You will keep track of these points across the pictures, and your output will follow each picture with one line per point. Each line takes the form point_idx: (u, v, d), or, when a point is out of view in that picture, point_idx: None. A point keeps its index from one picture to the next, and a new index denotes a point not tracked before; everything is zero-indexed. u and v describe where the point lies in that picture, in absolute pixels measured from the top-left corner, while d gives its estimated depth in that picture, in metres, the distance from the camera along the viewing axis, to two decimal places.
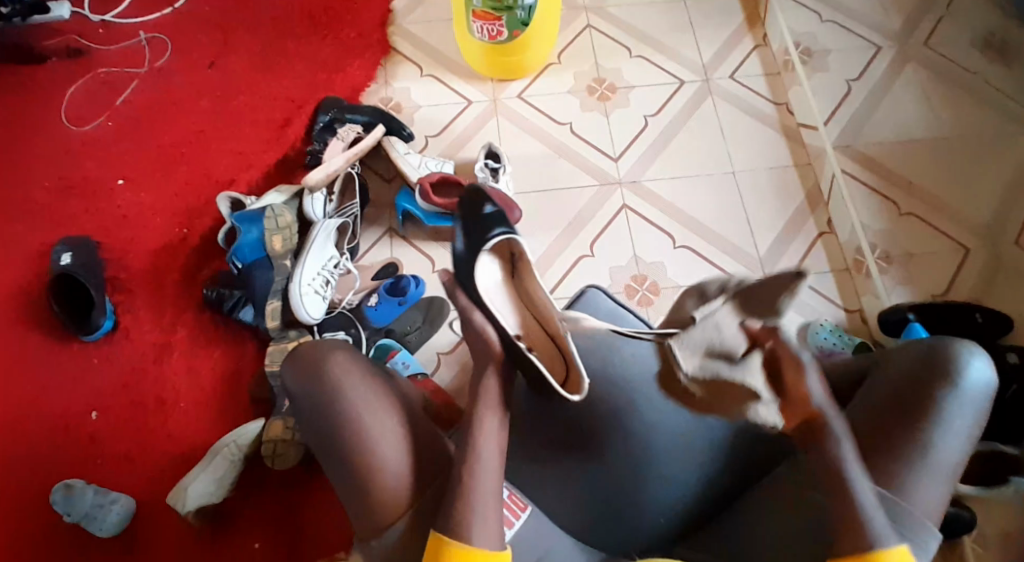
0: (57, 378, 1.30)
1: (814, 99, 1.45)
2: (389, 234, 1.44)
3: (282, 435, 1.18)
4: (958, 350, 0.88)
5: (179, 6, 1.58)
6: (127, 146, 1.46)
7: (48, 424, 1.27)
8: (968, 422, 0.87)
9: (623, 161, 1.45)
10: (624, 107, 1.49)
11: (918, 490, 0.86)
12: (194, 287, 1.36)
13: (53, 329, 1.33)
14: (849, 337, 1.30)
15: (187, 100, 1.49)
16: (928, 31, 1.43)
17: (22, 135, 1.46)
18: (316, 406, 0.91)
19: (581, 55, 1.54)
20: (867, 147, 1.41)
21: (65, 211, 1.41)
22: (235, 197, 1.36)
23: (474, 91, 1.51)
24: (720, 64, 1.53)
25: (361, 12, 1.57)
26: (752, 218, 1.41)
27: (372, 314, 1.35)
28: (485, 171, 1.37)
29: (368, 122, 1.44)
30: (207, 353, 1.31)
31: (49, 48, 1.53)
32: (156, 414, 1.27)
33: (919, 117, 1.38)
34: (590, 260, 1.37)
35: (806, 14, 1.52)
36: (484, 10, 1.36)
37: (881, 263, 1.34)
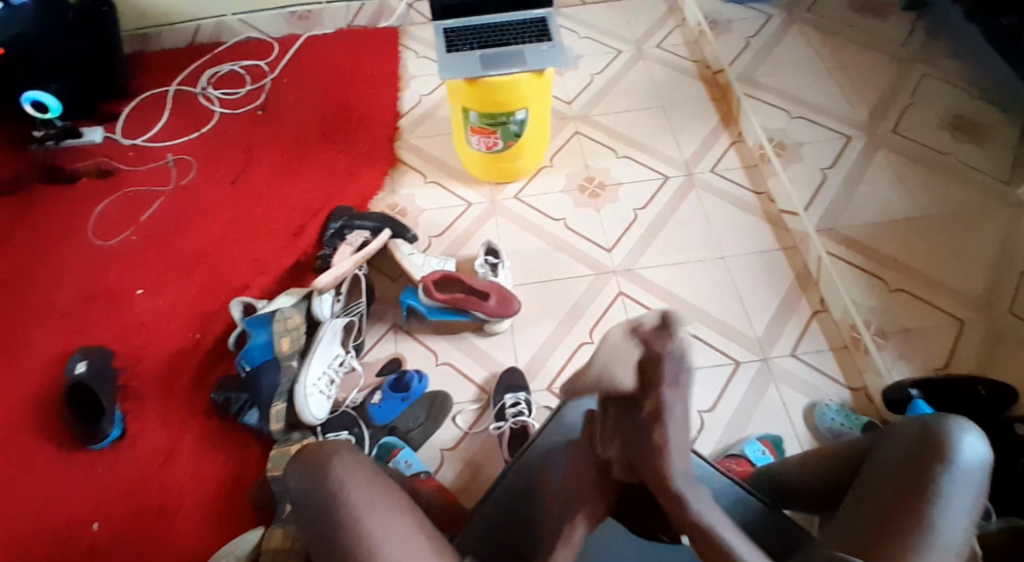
0: (60, 485, 1.29)
1: (792, 188, 1.54)
2: (394, 329, 1.46)
3: (281, 544, 1.12)
4: (950, 427, 0.90)
5: (204, 131, 1.73)
6: (148, 256, 1.55)
7: (50, 535, 1.24)
8: (968, 501, 0.85)
9: (616, 251, 1.51)
10: (614, 202, 1.58)
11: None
12: (203, 390, 1.38)
13: (61, 438, 1.34)
14: (857, 417, 1.29)
15: (207, 213, 1.60)
16: (897, 116, 1.54)
17: (51, 250, 1.55)
18: (317, 502, 0.92)
19: (572, 158, 1.66)
20: (849, 230, 1.47)
21: (85, 319, 1.47)
22: (247, 302, 1.41)
23: (473, 194, 1.61)
24: (700, 160, 1.65)
25: (370, 131, 1.72)
26: (747, 301, 1.44)
27: (375, 411, 1.33)
28: (485, 266, 1.44)
29: (375, 227, 1.50)
30: (212, 459, 1.31)
31: (80, 169, 1.67)
32: (158, 523, 1.25)
33: (894, 198, 1.47)
34: (590, 347, 1.40)
35: (776, 113, 1.66)
36: (480, 125, 1.48)
37: (878, 339, 1.35)
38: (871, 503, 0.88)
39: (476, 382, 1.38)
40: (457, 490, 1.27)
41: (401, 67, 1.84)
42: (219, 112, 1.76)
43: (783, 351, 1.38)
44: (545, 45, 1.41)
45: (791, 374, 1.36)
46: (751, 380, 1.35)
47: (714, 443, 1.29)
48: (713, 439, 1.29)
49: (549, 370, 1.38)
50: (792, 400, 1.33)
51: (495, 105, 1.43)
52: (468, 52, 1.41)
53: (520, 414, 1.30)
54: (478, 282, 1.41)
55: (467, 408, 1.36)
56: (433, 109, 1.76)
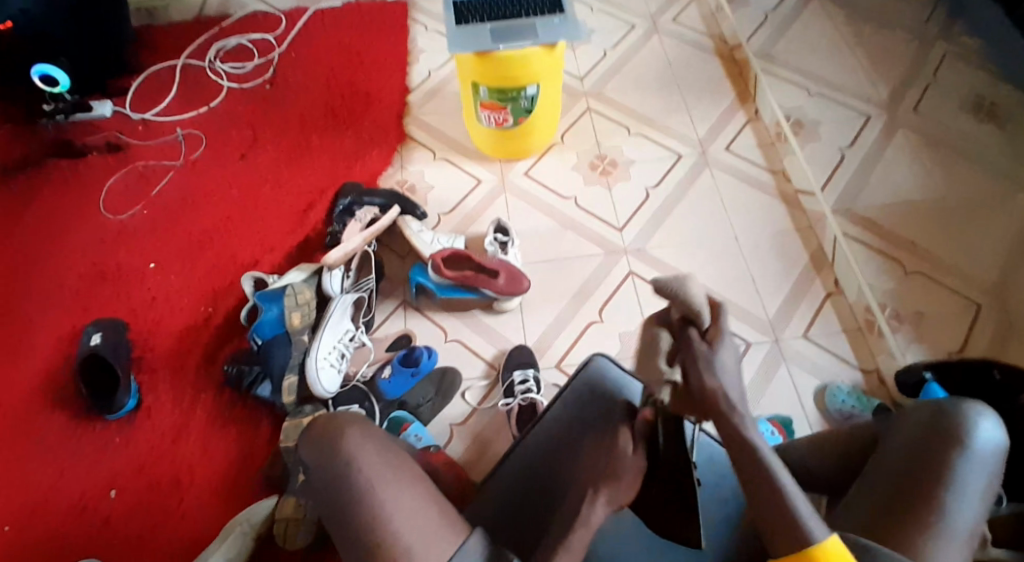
0: (75, 457, 1.31)
1: (810, 168, 1.52)
2: (403, 306, 1.45)
3: (294, 513, 1.17)
4: (966, 413, 0.89)
5: (214, 105, 1.72)
6: (159, 232, 1.55)
7: (64, 505, 1.26)
8: (981, 486, 0.85)
9: (627, 231, 1.50)
10: (625, 181, 1.57)
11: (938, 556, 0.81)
12: (214, 365, 1.39)
13: (74, 411, 1.35)
14: (868, 400, 1.29)
15: (218, 188, 1.60)
16: (915, 98, 1.49)
17: (64, 225, 1.56)
18: (326, 479, 0.93)
19: (583, 135, 1.64)
20: (867, 211, 1.45)
21: (97, 294, 1.48)
22: (258, 276, 1.41)
23: (484, 171, 1.60)
24: (715, 138, 1.62)
25: (379, 107, 1.70)
26: (759, 282, 1.43)
27: (385, 386, 1.33)
28: (494, 244, 1.42)
29: (384, 203, 1.50)
30: (224, 432, 1.32)
31: (91, 144, 1.67)
32: (172, 493, 1.27)
33: (912, 180, 1.43)
34: (599, 326, 1.39)
35: (793, 90, 1.63)
36: (490, 101, 1.46)
37: (892, 321, 1.33)
38: (881, 490, 0.87)
39: (486, 359, 1.38)
40: (466, 465, 1.28)
41: (411, 42, 1.82)
42: (228, 86, 1.75)
43: (796, 333, 1.37)
44: (556, 19, 1.39)
45: (802, 355, 1.35)
46: (762, 361, 1.34)
47: None
48: None
49: (558, 349, 1.37)
50: (803, 382, 1.32)
51: (505, 81, 1.41)
52: (478, 26, 1.39)
53: (529, 391, 1.29)
54: (489, 260, 1.39)
55: (476, 384, 1.36)
56: (443, 85, 1.74)
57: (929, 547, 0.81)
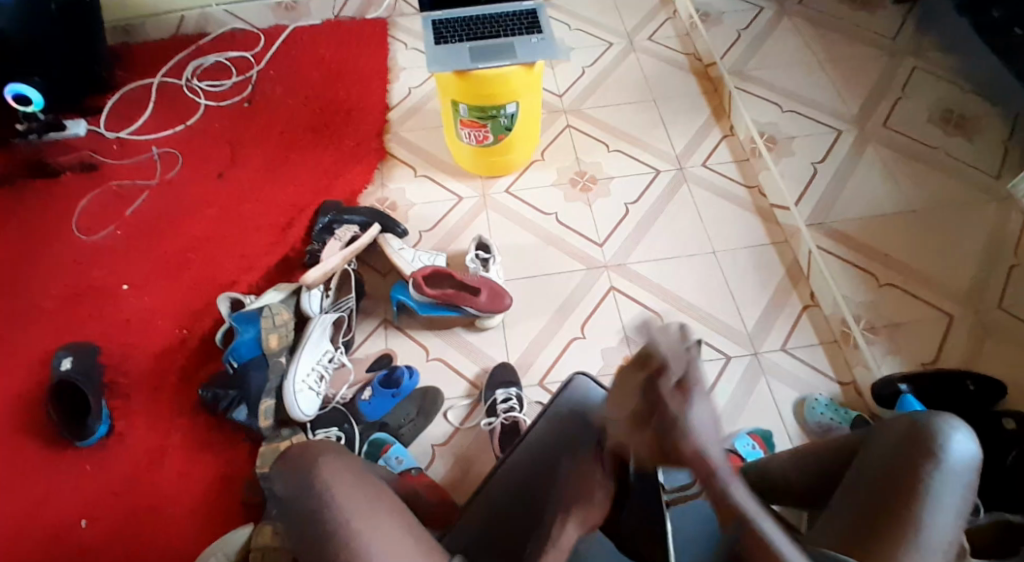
0: (45, 485, 1.27)
1: (783, 183, 1.53)
2: (384, 325, 1.44)
3: (270, 542, 1.11)
4: (939, 426, 0.90)
5: (190, 124, 1.71)
6: (134, 252, 1.52)
7: (35, 535, 1.22)
8: (958, 498, 0.86)
9: (608, 246, 1.51)
10: (605, 196, 1.58)
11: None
12: (191, 387, 1.37)
13: (46, 437, 1.32)
14: (846, 412, 1.30)
15: (194, 208, 1.58)
16: (885, 114, 1.57)
17: (34, 245, 1.53)
18: (305, 504, 0.91)
19: (563, 151, 1.65)
20: (840, 225, 1.47)
21: (69, 316, 1.44)
22: (235, 297, 1.39)
23: (464, 188, 1.60)
24: (692, 154, 1.64)
25: (358, 124, 1.70)
26: (738, 295, 1.44)
27: (366, 407, 1.32)
28: (476, 261, 1.42)
29: (364, 221, 1.49)
30: (201, 456, 1.29)
31: (63, 163, 1.64)
32: (147, 520, 1.24)
33: (884, 193, 1.48)
34: (581, 343, 1.39)
35: (768, 106, 1.64)
36: (470, 119, 1.47)
37: (867, 333, 1.35)
38: (860, 502, 0.88)
39: (468, 378, 1.37)
40: (447, 486, 1.27)
41: (390, 59, 1.82)
42: (205, 105, 1.74)
43: (774, 344, 1.38)
44: (535, 39, 1.40)
45: (781, 368, 1.36)
46: (741, 373, 1.36)
47: None
48: None
49: (540, 367, 1.37)
50: (783, 394, 1.33)
51: (485, 99, 1.42)
52: (458, 46, 1.40)
53: (512, 410, 1.29)
54: (469, 277, 1.39)
55: (458, 404, 1.35)
56: (423, 102, 1.74)
57: (909, 560, 0.82)
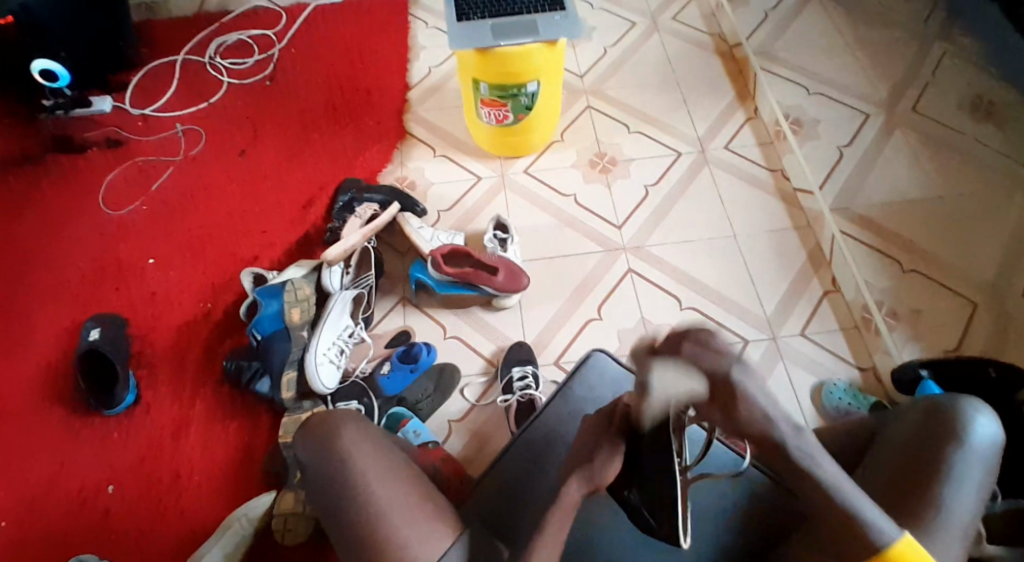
0: (73, 452, 1.31)
1: (808, 166, 1.52)
2: (402, 303, 1.45)
3: (293, 508, 1.18)
4: (962, 406, 0.89)
5: (214, 101, 1.72)
6: (159, 227, 1.55)
7: (64, 500, 1.26)
8: (981, 478, 0.86)
9: (626, 228, 1.50)
10: (625, 178, 1.57)
11: (937, 552, 0.81)
12: (212, 360, 1.39)
13: (74, 405, 1.35)
14: (864, 397, 1.29)
15: (218, 184, 1.60)
16: (914, 98, 1.48)
17: (63, 219, 1.56)
18: (326, 476, 0.93)
19: (583, 133, 1.64)
20: (865, 210, 1.45)
21: (98, 288, 1.48)
22: (258, 272, 1.41)
23: (483, 168, 1.60)
24: (714, 137, 1.63)
25: (379, 103, 1.70)
26: (757, 279, 1.44)
27: (384, 382, 1.34)
28: (494, 241, 1.43)
29: (384, 200, 1.51)
30: (225, 427, 1.32)
31: (90, 138, 1.67)
32: (170, 488, 1.27)
33: (910, 180, 1.43)
34: (598, 324, 1.40)
35: (793, 88, 1.63)
36: (491, 97, 1.46)
37: (889, 320, 1.34)
38: (885, 474, 0.89)
39: (485, 356, 1.38)
40: (464, 460, 1.28)
41: (411, 39, 1.82)
42: (228, 82, 1.75)
43: (793, 330, 1.38)
44: (558, 15, 1.39)
45: (800, 353, 1.35)
46: (759, 357, 1.36)
47: None
48: None
49: (556, 346, 1.38)
50: (800, 379, 1.33)
51: (507, 77, 1.41)
52: (479, 22, 1.38)
53: (528, 388, 1.30)
54: (487, 256, 1.40)
55: (475, 381, 1.36)
56: (444, 81, 1.75)
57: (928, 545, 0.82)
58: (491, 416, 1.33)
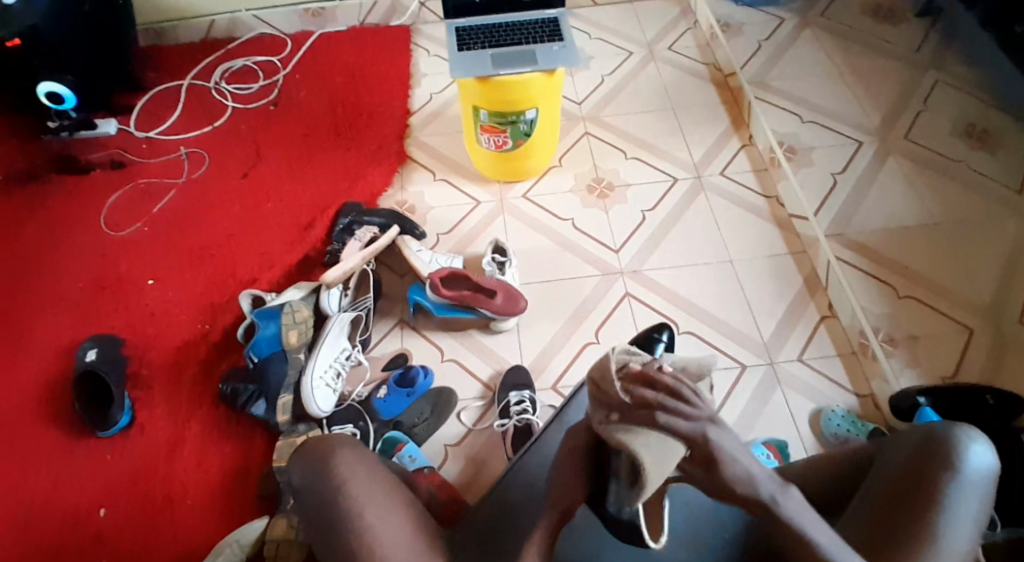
0: (66, 472, 1.30)
1: (802, 193, 1.57)
2: (400, 325, 1.46)
3: (285, 534, 1.17)
4: (956, 435, 0.89)
5: (217, 125, 1.75)
6: (159, 247, 1.56)
7: (54, 521, 1.25)
8: (976, 507, 0.85)
9: (623, 252, 1.51)
10: (622, 204, 1.59)
11: None
12: (210, 380, 1.39)
13: (69, 424, 1.35)
14: (863, 424, 1.29)
15: (219, 206, 1.61)
16: (908, 120, 1.32)
17: (64, 239, 1.57)
18: (322, 496, 0.93)
19: (581, 159, 1.66)
20: (859, 236, 1.43)
21: (96, 308, 1.48)
22: (256, 294, 1.42)
23: (482, 192, 1.62)
24: (710, 163, 1.66)
25: (380, 128, 1.72)
26: (754, 303, 1.45)
27: (381, 405, 1.33)
28: (492, 264, 1.44)
29: (383, 223, 1.52)
30: (220, 448, 1.31)
31: (94, 160, 1.69)
32: (163, 509, 1.26)
33: (904, 205, 1.33)
34: (595, 348, 1.40)
35: (788, 117, 1.65)
36: (491, 124, 1.48)
37: (886, 346, 1.36)
38: (880, 496, 0.89)
39: (482, 379, 1.38)
40: (460, 485, 1.27)
41: (413, 66, 1.85)
42: (231, 106, 1.77)
43: (790, 355, 1.39)
44: (556, 46, 1.42)
45: (797, 378, 1.36)
46: (757, 382, 1.35)
47: None
48: None
49: (553, 370, 1.38)
50: (798, 404, 1.33)
51: (506, 105, 1.44)
52: (480, 52, 1.41)
53: (525, 411, 1.29)
54: (485, 280, 1.41)
55: (472, 405, 1.36)
56: (445, 107, 1.77)
57: None
58: (489, 443, 1.32)
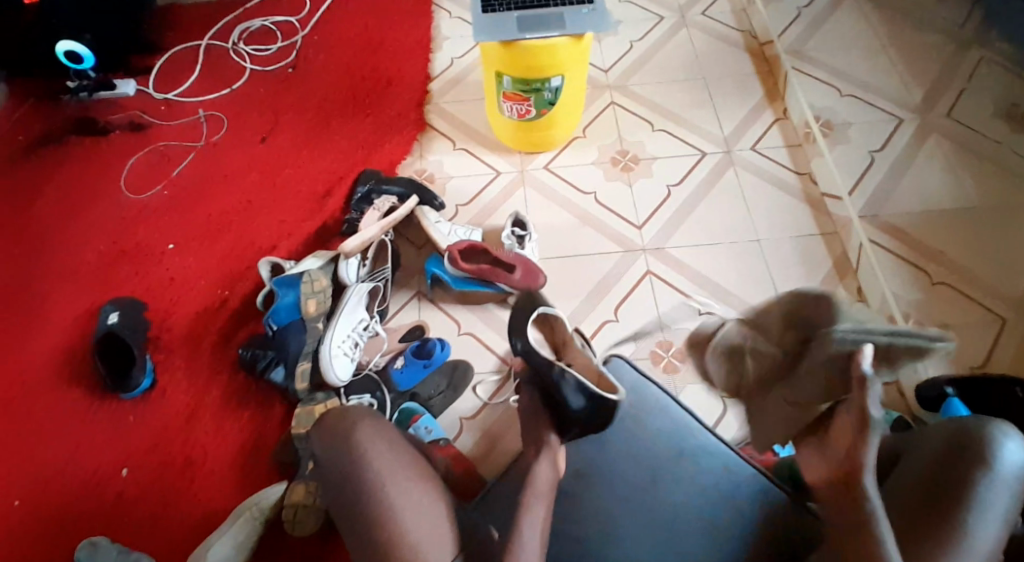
0: (89, 434, 1.32)
1: (836, 172, 1.48)
2: (418, 297, 1.45)
3: (304, 500, 1.19)
4: (991, 432, 0.86)
5: (236, 87, 1.72)
6: (179, 212, 1.56)
7: (80, 481, 1.28)
8: (1005, 506, 0.83)
9: (646, 229, 1.48)
10: (647, 177, 1.54)
11: None
12: (228, 347, 1.40)
13: (92, 388, 1.37)
14: (887, 413, 1.25)
15: (238, 172, 1.60)
16: (949, 104, 1.42)
17: (85, 202, 1.57)
18: (336, 475, 0.93)
19: (605, 129, 1.61)
20: (893, 218, 1.40)
21: (117, 273, 1.49)
22: (275, 262, 1.40)
23: (503, 162, 1.58)
24: (740, 137, 1.59)
25: (401, 94, 1.69)
26: (779, 285, 1.41)
27: (398, 376, 1.34)
28: (511, 238, 1.40)
29: (403, 192, 1.49)
30: (239, 414, 1.33)
31: (114, 122, 1.68)
32: (183, 473, 1.28)
33: (943, 186, 1.37)
34: (614, 326, 1.38)
35: (823, 89, 1.58)
36: (513, 92, 1.44)
37: (915, 330, 1.27)
38: (904, 491, 0.87)
39: (498, 354, 1.37)
40: (474, 459, 1.28)
41: (434, 28, 1.80)
42: (251, 68, 1.75)
43: None
44: (584, 9, 1.36)
45: None
46: None
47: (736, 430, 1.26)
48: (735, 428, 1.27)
49: None
50: None
51: (530, 72, 1.39)
52: (504, 15, 1.35)
53: None
54: (505, 253, 1.38)
55: (488, 379, 1.35)
56: (466, 72, 1.73)
57: None
58: (504, 418, 1.31)
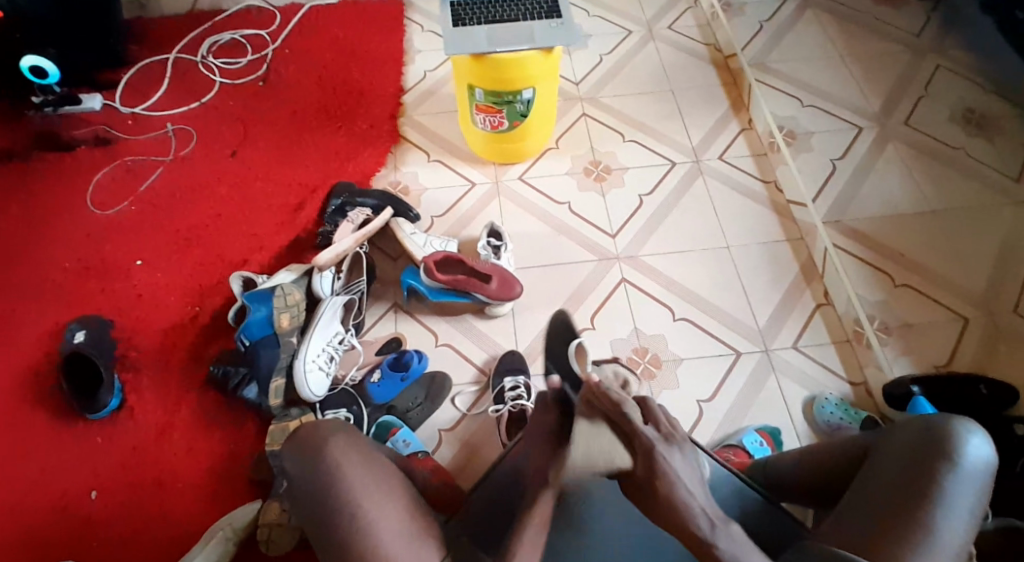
0: (54, 456, 1.28)
1: (800, 179, 1.51)
2: (394, 309, 1.44)
3: (278, 518, 1.16)
4: (955, 427, 0.89)
5: (205, 101, 1.70)
6: (147, 228, 1.53)
7: (43, 505, 1.24)
8: (972, 501, 0.85)
9: (620, 237, 1.50)
10: (619, 187, 1.57)
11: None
12: (200, 364, 1.37)
13: (57, 409, 1.33)
14: (855, 413, 1.28)
15: (208, 187, 1.58)
16: (905, 113, 1.56)
17: (49, 218, 1.54)
18: (314, 487, 0.91)
19: (578, 140, 1.64)
20: (857, 223, 1.46)
21: (83, 290, 1.45)
22: (247, 277, 1.39)
23: (476, 173, 1.59)
24: (709, 146, 1.63)
25: (373, 107, 1.69)
26: (750, 290, 1.44)
27: (374, 390, 1.32)
28: (487, 248, 1.42)
29: (377, 205, 1.50)
30: (211, 432, 1.30)
31: (78, 137, 1.64)
32: (153, 494, 1.25)
33: (903, 192, 1.47)
34: (591, 333, 1.39)
35: (788, 100, 1.63)
36: (486, 104, 1.45)
37: (880, 334, 1.33)
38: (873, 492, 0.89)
39: (476, 364, 1.37)
40: (454, 471, 1.27)
41: (407, 41, 1.81)
42: (220, 82, 1.73)
43: (785, 343, 1.38)
44: (554, 23, 1.37)
45: (791, 365, 1.35)
46: (752, 369, 1.35)
47: (712, 433, 1.28)
48: (711, 430, 1.29)
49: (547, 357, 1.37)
50: (792, 392, 1.33)
51: (502, 84, 1.41)
52: (475, 28, 1.37)
53: (519, 398, 1.29)
54: (480, 263, 1.39)
55: (466, 390, 1.35)
56: (439, 85, 1.74)
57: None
58: (483, 428, 1.32)
